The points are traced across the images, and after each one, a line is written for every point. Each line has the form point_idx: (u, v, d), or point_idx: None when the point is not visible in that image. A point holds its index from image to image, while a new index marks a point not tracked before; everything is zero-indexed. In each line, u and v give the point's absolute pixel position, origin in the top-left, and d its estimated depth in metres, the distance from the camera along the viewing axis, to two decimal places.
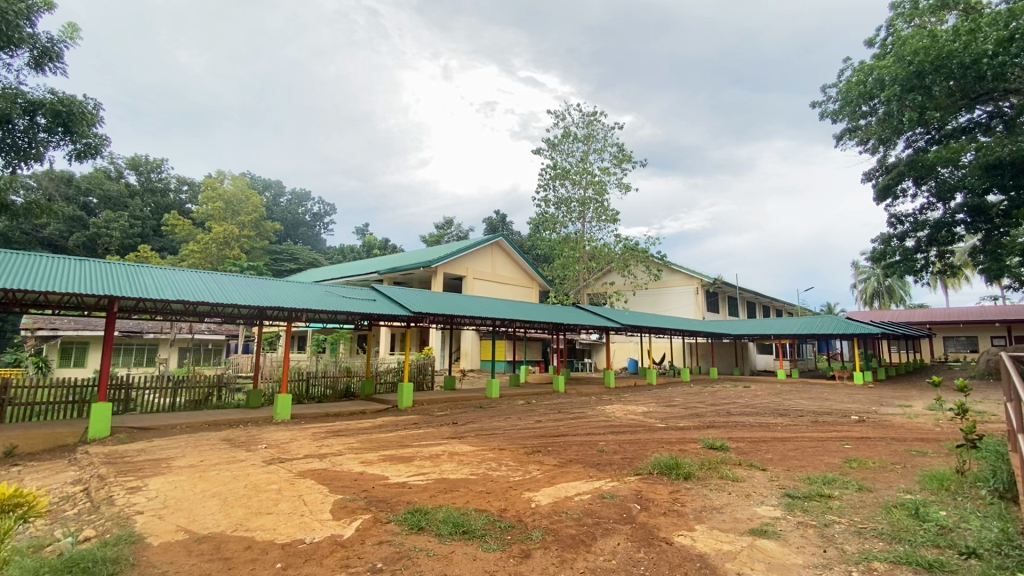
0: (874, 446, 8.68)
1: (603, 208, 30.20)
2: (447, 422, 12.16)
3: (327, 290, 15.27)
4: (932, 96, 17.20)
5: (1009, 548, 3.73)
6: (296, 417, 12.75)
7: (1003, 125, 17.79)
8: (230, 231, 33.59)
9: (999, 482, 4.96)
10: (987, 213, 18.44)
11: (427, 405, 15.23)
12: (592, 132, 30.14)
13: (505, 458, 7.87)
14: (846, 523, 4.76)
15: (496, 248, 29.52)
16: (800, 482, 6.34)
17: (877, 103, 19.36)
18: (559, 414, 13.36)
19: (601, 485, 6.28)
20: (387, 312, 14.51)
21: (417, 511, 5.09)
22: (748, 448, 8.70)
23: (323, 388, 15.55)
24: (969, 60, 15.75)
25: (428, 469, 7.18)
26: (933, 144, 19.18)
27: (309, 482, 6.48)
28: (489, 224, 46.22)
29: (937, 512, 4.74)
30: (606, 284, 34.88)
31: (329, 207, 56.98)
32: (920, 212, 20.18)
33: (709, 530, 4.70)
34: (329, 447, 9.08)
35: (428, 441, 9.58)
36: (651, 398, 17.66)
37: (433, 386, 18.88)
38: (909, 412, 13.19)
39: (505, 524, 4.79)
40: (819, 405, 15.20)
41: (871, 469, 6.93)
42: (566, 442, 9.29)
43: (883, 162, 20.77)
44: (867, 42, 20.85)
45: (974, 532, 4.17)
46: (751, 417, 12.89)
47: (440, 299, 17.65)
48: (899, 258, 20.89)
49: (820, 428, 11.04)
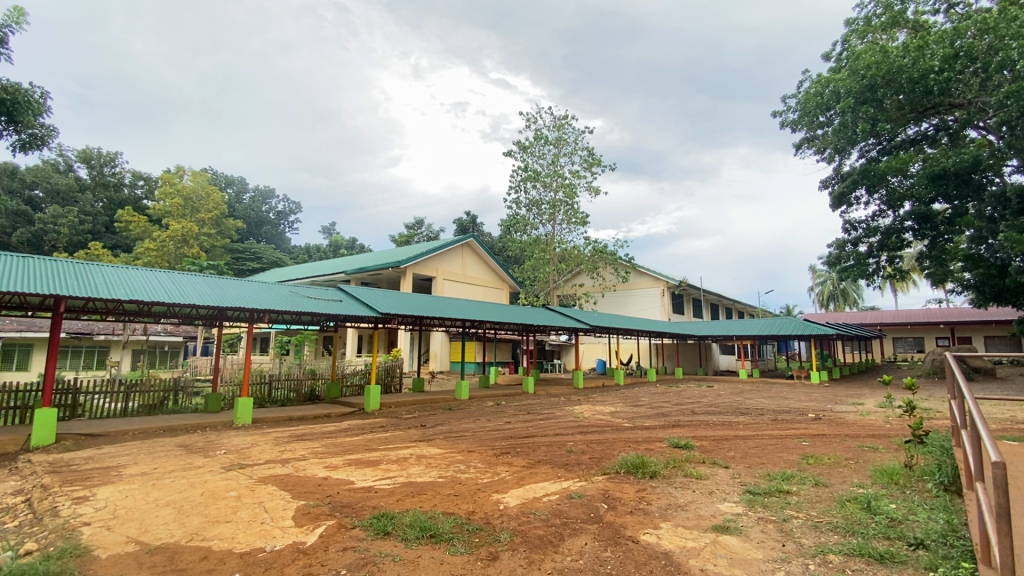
0: (830, 443, 9.01)
1: (573, 211, 30.47)
2: (415, 424, 12.02)
3: (290, 290, 14.82)
4: (883, 109, 18.11)
5: (954, 539, 3.93)
6: (257, 421, 12.36)
7: (948, 138, 18.89)
8: (189, 229, 32.32)
9: (944, 474, 5.24)
10: (932, 220, 19.54)
11: (395, 408, 15.02)
12: (562, 136, 30.40)
13: (474, 460, 7.83)
14: (803, 518, 4.93)
15: (466, 249, 29.39)
16: (760, 479, 6.54)
17: (833, 115, 20.26)
18: (528, 416, 13.36)
19: (568, 486, 6.31)
20: (355, 314, 14.20)
21: (384, 516, 4.99)
22: (711, 447, 8.92)
23: (287, 391, 15.13)
24: (918, 75, 16.66)
25: (395, 472, 7.07)
26: (884, 154, 20.16)
27: (270, 489, 6.28)
28: (460, 224, 46.17)
29: (887, 505, 4.97)
30: (575, 287, 35.23)
31: (295, 205, 55.51)
32: (871, 219, 21.19)
33: (673, 527, 4.78)
34: (292, 452, 8.81)
35: (395, 444, 9.42)
36: (619, 398, 17.91)
37: (401, 388, 18.63)
38: (861, 410, 13.76)
39: (473, 527, 4.76)
40: (778, 404, 15.73)
41: (826, 465, 7.21)
42: (536, 443, 9.33)
43: (838, 171, 21.71)
44: (824, 57, 21.85)
45: (921, 524, 4.39)
46: (715, 416, 13.21)
47: (409, 299, 17.38)
48: (853, 262, 21.86)
49: (779, 425, 11.45)
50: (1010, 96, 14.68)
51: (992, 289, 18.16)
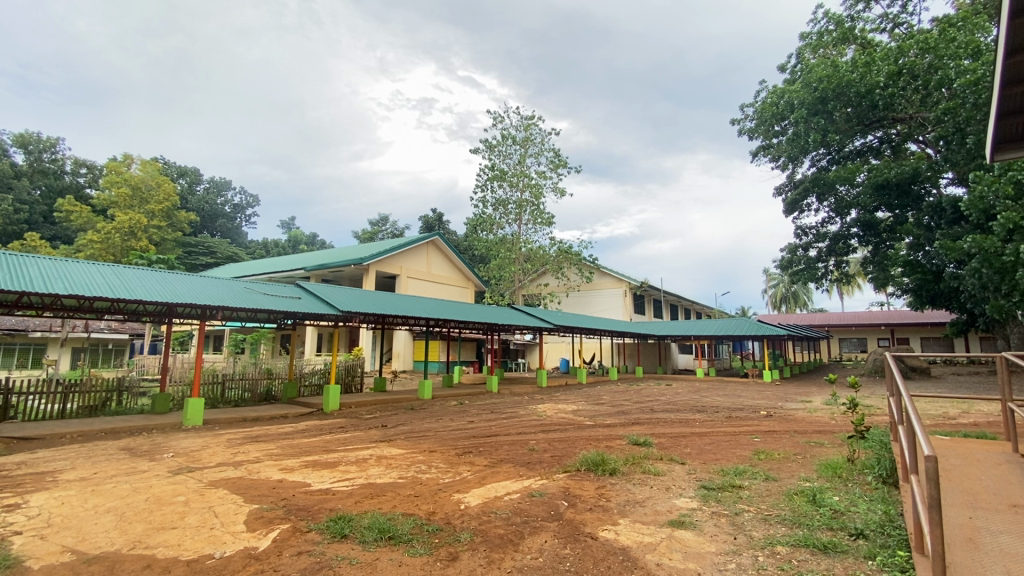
0: (780, 439, 9.40)
1: (539, 211, 30.63)
2: (376, 425, 11.77)
3: (245, 286, 14.31)
4: (833, 121, 19.07)
5: (890, 529, 4.17)
6: (209, 423, 11.85)
7: (891, 150, 19.95)
8: (137, 221, 30.71)
9: (882, 468, 5.55)
10: (876, 228, 20.68)
11: (355, 408, 14.72)
12: (529, 136, 30.49)
13: (435, 460, 7.77)
14: (754, 511, 5.12)
15: (431, 247, 29.09)
16: (715, 474, 6.76)
17: (787, 125, 21.14)
18: (491, 415, 13.35)
19: (530, 484, 6.33)
20: (314, 312, 13.82)
21: (341, 518, 4.88)
22: (669, 444, 9.15)
23: (241, 391, 14.60)
24: (865, 89, 17.67)
25: (354, 474, 6.92)
26: (833, 164, 21.19)
27: (222, 493, 6.03)
28: (425, 222, 45.77)
29: (830, 497, 5.24)
30: (540, 286, 35.45)
31: (253, 198, 53.54)
32: (821, 225, 22.26)
33: (631, 523, 4.88)
34: (245, 454, 8.48)
35: (354, 444, 9.21)
36: (581, 397, 18.11)
37: (362, 388, 18.28)
38: (809, 407, 14.44)
39: (433, 528, 4.71)
40: (732, 402, 16.27)
41: (776, 460, 7.52)
42: (498, 442, 9.32)
43: (791, 179, 22.71)
44: (779, 68, 22.84)
45: (862, 514, 4.65)
46: (673, 413, 13.57)
47: (371, 298, 17.06)
48: (803, 265, 22.94)
49: (733, 422, 11.86)
50: (947, 113, 15.72)
51: (928, 293, 19.34)
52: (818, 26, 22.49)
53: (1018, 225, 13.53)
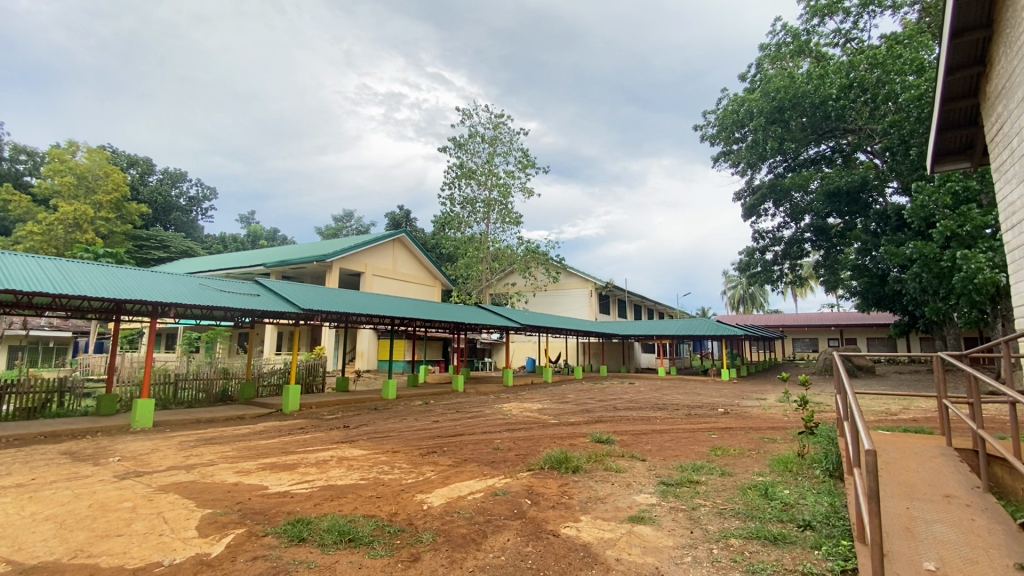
0: (736, 435, 9.74)
1: (507, 210, 30.68)
2: (338, 425, 11.55)
3: (199, 282, 13.72)
4: (789, 129, 19.95)
5: (834, 520, 4.39)
6: (159, 425, 11.34)
7: (842, 159, 20.78)
8: (82, 212, 29.06)
9: (829, 462, 5.84)
10: (827, 233, 21.60)
11: (316, 408, 14.40)
12: (497, 135, 30.47)
13: (398, 461, 7.68)
14: (709, 505, 5.29)
15: (397, 245, 28.71)
16: (674, 470, 6.95)
17: (747, 132, 21.90)
18: (456, 414, 13.28)
19: (494, 483, 6.36)
20: (273, 310, 13.41)
21: (299, 521, 4.77)
22: (630, 441, 9.35)
23: (195, 391, 14.05)
24: (818, 101, 18.60)
25: (313, 476, 6.76)
26: (789, 170, 22.04)
27: (172, 498, 5.78)
28: (392, 219, 45.21)
29: (781, 490, 5.48)
30: (507, 285, 35.53)
31: (210, 191, 51.33)
32: (776, 230, 23.19)
33: (592, 520, 4.95)
34: (198, 457, 8.15)
35: (315, 446, 9.00)
36: (546, 396, 18.26)
37: (324, 388, 17.88)
38: (764, 404, 15.00)
39: (395, 529, 4.65)
40: (692, 400, 16.72)
41: (732, 456, 7.79)
42: (462, 442, 9.29)
43: (749, 184, 23.56)
44: (740, 77, 23.72)
45: (809, 506, 4.88)
46: (635, 411, 13.84)
47: (334, 296, 16.67)
48: (760, 268, 23.85)
49: (692, 419, 12.21)
50: (893, 125, 16.61)
51: (874, 296, 20.35)
52: (777, 37, 23.44)
53: (955, 233, 14.44)
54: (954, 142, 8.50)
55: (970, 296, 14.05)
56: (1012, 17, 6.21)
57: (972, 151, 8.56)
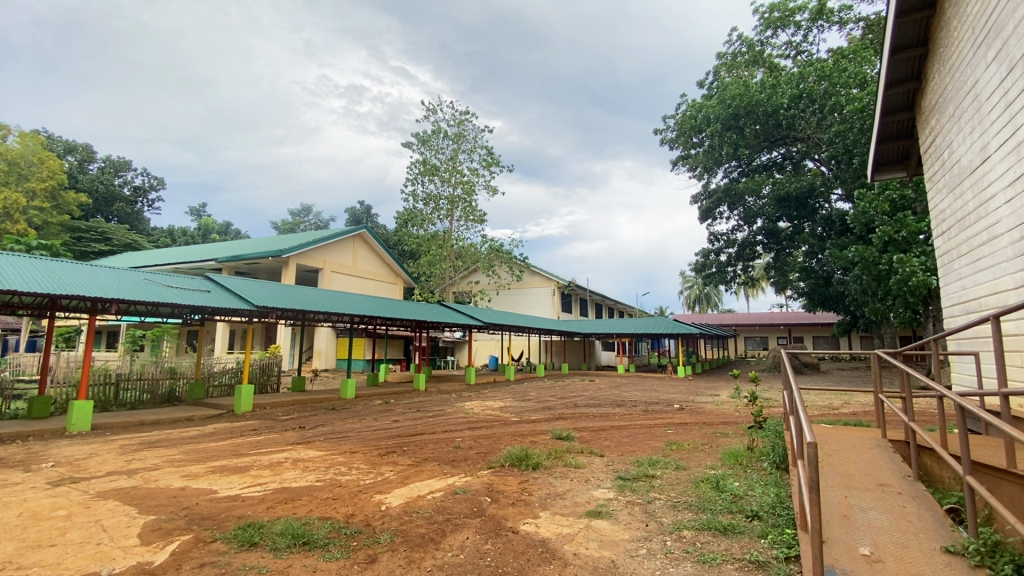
0: (690, 430, 10.07)
1: (471, 208, 30.54)
2: (293, 426, 11.25)
3: (145, 277, 13.01)
4: (744, 136, 20.73)
5: (779, 510, 4.61)
6: (99, 428, 10.71)
7: (792, 166, 21.73)
8: (13, 200, 27.02)
9: (776, 455, 6.14)
10: (778, 236, 22.51)
11: (270, 409, 13.94)
12: (462, 132, 30.28)
13: (356, 461, 7.53)
14: (664, 499, 5.45)
15: (358, 240, 28.13)
16: (631, 465, 7.13)
17: (704, 137, 22.66)
18: (417, 413, 13.15)
19: (454, 481, 6.33)
20: (225, 307, 12.87)
21: (250, 526, 4.60)
22: (590, 437, 9.51)
23: (138, 392, 13.35)
24: (771, 109, 19.45)
25: (266, 478, 6.54)
26: (743, 175, 22.88)
27: (112, 505, 5.47)
28: (352, 214, 44.32)
29: (731, 483, 5.71)
30: (470, 284, 35.41)
31: (158, 181, 48.70)
32: (730, 233, 24.08)
33: (551, 515, 5.02)
34: (141, 461, 7.74)
35: (268, 447, 8.71)
36: (508, 394, 18.33)
37: (279, 387, 17.34)
38: (717, 400, 15.56)
39: (351, 531, 4.56)
40: (650, 396, 17.15)
41: (686, 450, 8.05)
42: (423, 441, 9.22)
43: (706, 188, 24.37)
44: (698, 83, 24.52)
45: (757, 497, 5.11)
46: (595, 408, 14.09)
47: (290, 293, 16.14)
48: (715, 269, 24.74)
49: (649, 415, 12.54)
50: (838, 135, 17.56)
51: (820, 297, 21.43)
52: (733, 47, 24.37)
53: (893, 238, 15.38)
54: (892, 152, 9.05)
55: (905, 297, 14.99)
56: (946, 37, 6.66)
57: (907, 161, 9.16)
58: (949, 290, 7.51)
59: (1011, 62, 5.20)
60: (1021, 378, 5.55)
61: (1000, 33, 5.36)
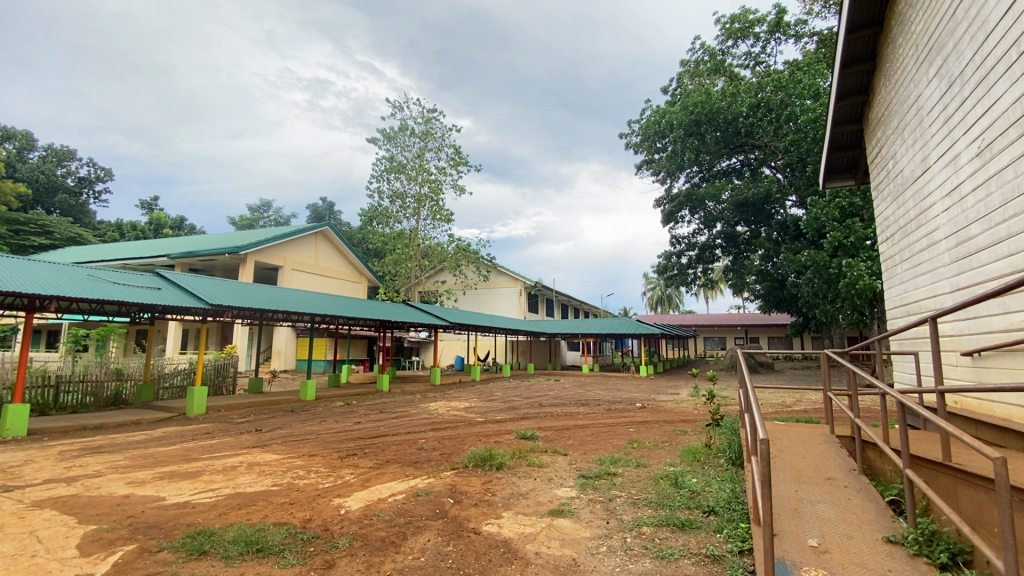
0: (651, 428, 10.30)
1: (438, 207, 30.30)
2: (249, 429, 10.86)
3: (88, 273, 12.28)
4: (705, 142, 21.36)
5: (734, 505, 4.75)
6: (35, 434, 10.04)
7: (749, 172, 22.50)
8: None
9: (732, 451, 6.34)
10: (735, 240, 23.28)
11: (225, 411, 13.41)
12: (429, 130, 29.98)
13: (315, 464, 7.34)
14: (624, 496, 5.54)
15: (320, 238, 27.43)
16: (593, 463, 7.21)
17: (667, 143, 23.20)
18: (380, 414, 12.95)
19: (416, 483, 6.26)
20: (177, 305, 12.28)
21: (200, 533, 4.41)
22: (554, 436, 9.59)
23: (81, 395, 12.60)
24: (730, 117, 20.12)
25: (219, 484, 6.28)
26: (704, 180, 23.55)
27: (48, 514, 5.15)
28: (314, 211, 43.24)
29: (690, 479, 5.86)
30: (436, 284, 35.10)
31: (106, 172, 46.14)
32: (691, 236, 24.74)
33: (513, 515, 5.03)
34: (82, 468, 7.30)
35: (222, 451, 8.38)
36: (473, 394, 18.30)
37: (234, 390, 16.72)
38: (676, 398, 15.98)
39: (308, 536, 4.43)
40: (613, 395, 17.46)
41: (646, 448, 8.21)
42: (386, 442, 9.07)
43: (668, 192, 24.95)
44: (663, 89, 25.10)
45: (714, 493, 5.26)
46: (559, 407, 14.23)
47: (248, 291, 15.56)
48: (676, 271, 25.37)
49: (612, 414, 12.75)
50: (793, 144, 18.33)
51: (774, 298, 22.27)
52: (696, 55, 25.07)
53: (842, 243, 16.21)
54: (842, 161, 9.53)
55: (853, 300, 15.77)
56: (892, 53, 7.04)
57: (855, 171, 9.66)
58: (892, 294, 7.95)
59: (950, 79, 5.52)
60: (956, 376, 5.92)
61: (941, 51, 5.69)
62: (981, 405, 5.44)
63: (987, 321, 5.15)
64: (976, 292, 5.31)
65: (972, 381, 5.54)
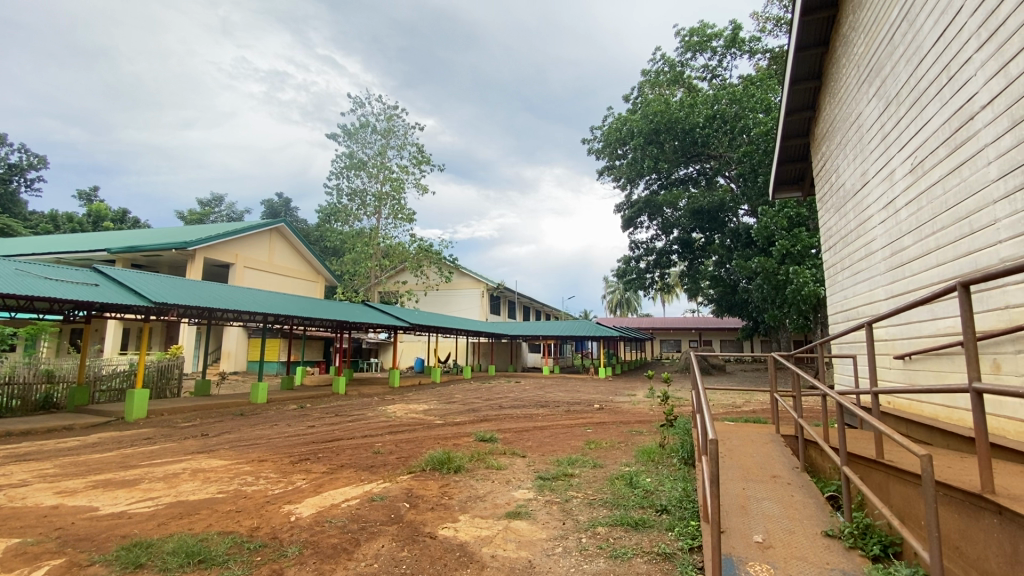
0: (608, 429, 10.47)
1: (399, 206, 29.74)
2: (194, 433, 10.32)
3: (16, 268, 11.40)
4: (664, 151, 22.04)
5: (686, 503, 4.88)
6: None
7: (705, 181, 23.29)
8: None
9: (685, 451, 6.53)
10: (691, 246, 24.04)
11: (169, 415, 12.73)
12: (391, 127, 29.57)
13: (264, 470, 7.06)
14: (581, 497, 5.61)
15: (275, 234, 26.52)
16: (551, 465, 7.25)
17: (627, 150, 23.81)
18: (335, 418, 12.59)
19: (371, 488, 6.11)
20: (117, 303, 11.58)
21: (136, 545, 4.17)
22: (513, 438, 9.62)
23: (5, 398, 11.65)
24: (688, 127, 20.82)
25: (158, 492, 5.94)
26: (662, 187, 24.19)
27: None
28: (269, 208, 41.89)
29: (644, 479, 5.99)
30: (397, 284, 34.58)
31: (40, 160, 43.07)
32: (650, 241, 25.42)
33: (470, 518, 4.99)
34: (5, 477, 6.76)
35: (164, 457, 7.94)
36: (433, 396, 18.07)
37: (179, 392, 15.90)
38: (633, 400, 16.34)
39: (255, 545, 4.26)
40: (571, 397, 17.69)
41: (603, 449, 8.34)
42: (341, 447, 8.84)
43: (628, 198, 25.54)
44: (624, 97, 25.67)
45: (666, 492, 5.41)
46: (519, 409, 14.28)
47: (196, 289, 14.84)
48: (635, 275, 25.99)
49: (571, 415, 12.91)
50: (746, 155, 19.13)
51: (727, 303, 23.06)
52: (657, 65, 25.88)
53: (789, 251, 17.00)
54: (789, 173, 10.01)
55: (799, 305, 16.57)
56: (836, 73, 7.44)
57: (802, 182, 10.15)
58: (833, 301, 8.39)
59: (888, 99, 5.89)
60: (890, 378, 6.29)
61: (879, 73, 6.07)
62: (911, 405, 5.80)
63: (917, 326, 5.52)
64: (908, 298, 5.69)
65: (903, 382, 5.91)
